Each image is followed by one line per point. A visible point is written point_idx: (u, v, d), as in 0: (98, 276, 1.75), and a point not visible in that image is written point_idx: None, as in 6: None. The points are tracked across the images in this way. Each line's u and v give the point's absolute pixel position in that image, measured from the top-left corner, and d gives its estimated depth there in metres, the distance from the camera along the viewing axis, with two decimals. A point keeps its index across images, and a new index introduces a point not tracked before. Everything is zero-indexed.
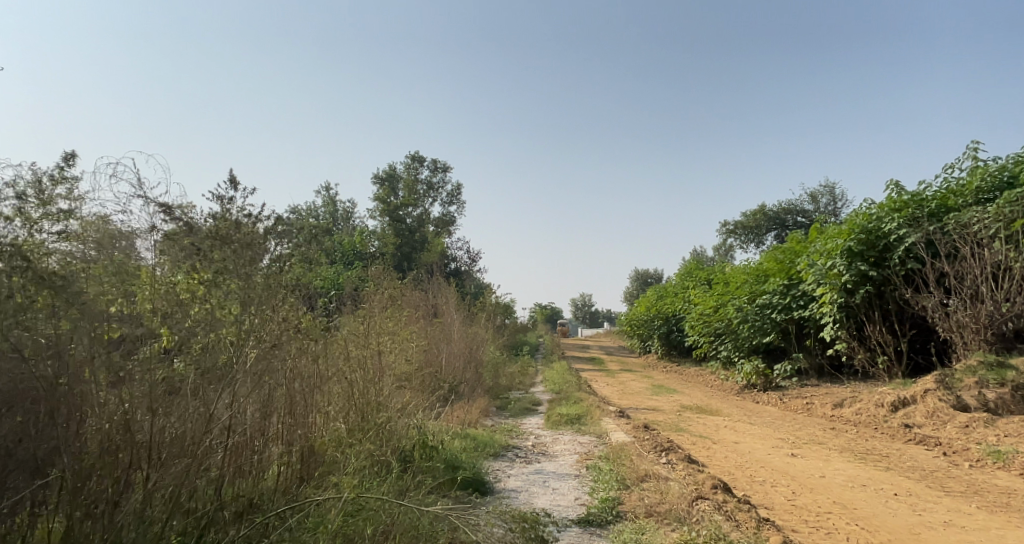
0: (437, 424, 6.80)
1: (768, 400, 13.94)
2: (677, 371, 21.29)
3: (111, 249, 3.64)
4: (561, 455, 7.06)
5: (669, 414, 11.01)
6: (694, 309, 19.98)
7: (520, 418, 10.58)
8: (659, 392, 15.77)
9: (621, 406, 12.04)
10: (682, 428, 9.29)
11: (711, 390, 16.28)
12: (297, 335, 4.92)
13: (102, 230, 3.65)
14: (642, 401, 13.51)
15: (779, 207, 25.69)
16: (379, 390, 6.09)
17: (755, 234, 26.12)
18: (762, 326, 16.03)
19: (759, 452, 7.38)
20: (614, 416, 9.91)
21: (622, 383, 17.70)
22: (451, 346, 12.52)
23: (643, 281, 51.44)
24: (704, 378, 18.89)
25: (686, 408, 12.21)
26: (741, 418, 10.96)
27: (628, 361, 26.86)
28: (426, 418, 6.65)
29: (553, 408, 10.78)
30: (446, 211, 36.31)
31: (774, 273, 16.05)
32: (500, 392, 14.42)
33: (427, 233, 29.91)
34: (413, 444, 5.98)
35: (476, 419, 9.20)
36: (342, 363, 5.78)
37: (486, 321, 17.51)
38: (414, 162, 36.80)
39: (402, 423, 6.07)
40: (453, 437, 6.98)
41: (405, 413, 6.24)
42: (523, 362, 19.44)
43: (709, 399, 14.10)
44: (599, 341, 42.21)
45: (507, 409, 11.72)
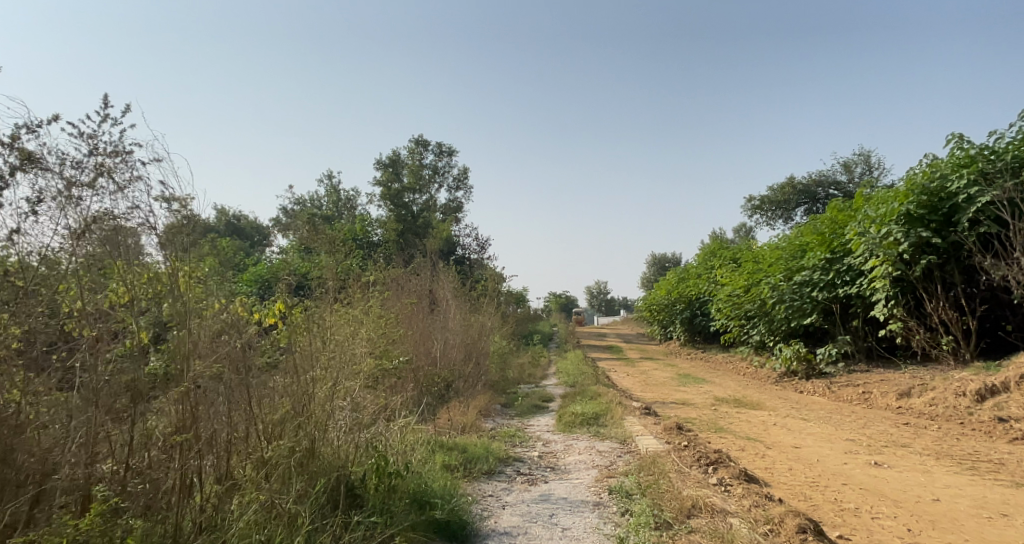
0: (405, 435, 5.26)
1: (812, 390, 12.23)
2: (702, 359, 19.59)
3: (115, 245, 3.44)
4: (575, 472, 5.46)
5: (703, 411, 9.37)
6: (722, 290, 18.22)
7: (528, 418, 9.01)
8: (686, 382, 14.12)
9: (645, 400, 10.42)
10: (722, 428, 7.66)
11: (744, 379, 14.58)
12: (204, 329, 3.79)
13: (105, 228, 3.43)
14: (669, 394, 11.85)
15: (809, 178, 23.78)
16: (320, 398, 4.56)
17: (784, 208, 24.28)
18: (801, 306, 14.31)
19: (832, 461, 5.72)
20: (639, 415, 8.31)
21: (644, 374, 16.04)
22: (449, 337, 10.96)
23: (661, 267, 49.48)
24: (734, 366, 17.17)
25: (721, 401, 10.58)
26: (789, 413, 9.28)
27: (649, 349, 25.16)
28: (391, 430, 5.11)
29: (565, 406, 9.18)
30: (454, 196, 34.74)
31: (814, 247, 14.28)
32: (507, 387, 12.83)
33: (432, 219, 28.29)
34: (367, 469, 4.47)
35: (473, 423, 7.65)
36: (260, 365, 4.27)
37: (492, 309, 15.90)
38: (419, 146, 35.21)
39: (344, 442, 4.56)
40: (436, 452, 5.44)
41: (356, 429, 4.72)
42: (534, 353, 17.80)
43: (745, 390, 12.42)
44: (617, 330, 40.44)
45: (514, 407, 10.15)
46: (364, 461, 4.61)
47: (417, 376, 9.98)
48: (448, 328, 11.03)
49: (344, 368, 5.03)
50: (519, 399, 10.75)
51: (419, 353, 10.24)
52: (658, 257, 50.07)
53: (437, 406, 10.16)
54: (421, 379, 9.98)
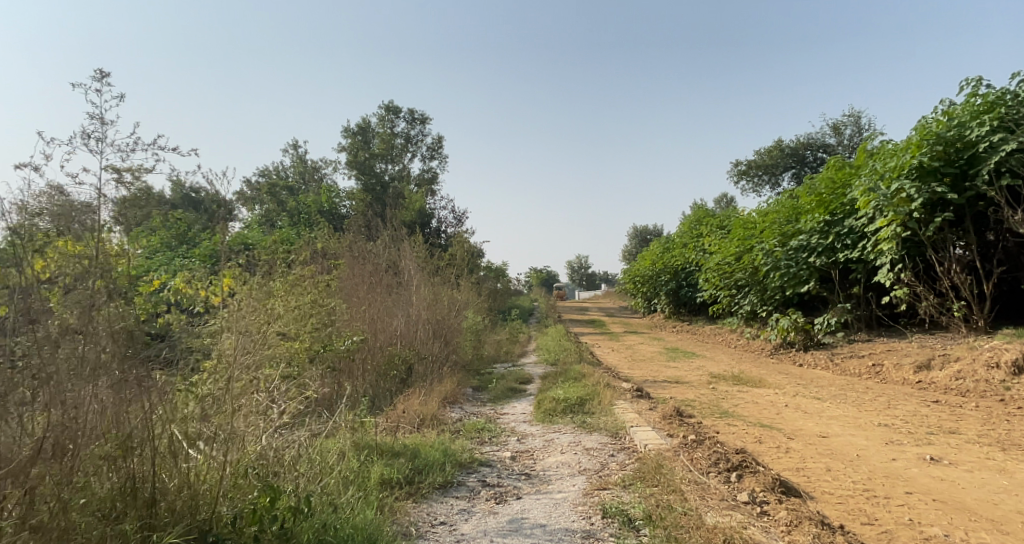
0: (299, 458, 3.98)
1: (812, 364, 11.19)
2: (689, 332, 18.55)
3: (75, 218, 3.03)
4: (557, 484, 4.28)
5: (701, 390, 8.26)
6: (710, 259, 17.11)
7: (503, 404, 7.81)
8: (676, 357, 13.06)
9: (634, 379, 9.28)
10: (727, 413, 6.53)
11: (737, 352, 13.54)
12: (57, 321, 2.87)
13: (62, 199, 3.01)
14: (659, 371, 10.74)
15: (796, 141, 22.73)
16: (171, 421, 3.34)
17: (770, 173, 23.25)
18: (797, 273, 13.22)
19: (876, 457, 4.60)
20: (631, 397, 7.17)
21: (630, 348, 14.98)
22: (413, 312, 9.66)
23: (642, 239, 48.41)
24: (723, 339, 16.16)
25: (718, 378, 9.51)
26: (797, 390, 8.19)
27: (632, 323, 24.11)
28: (275, 456, 3.82)
29: (544, 390, 8.00)
30: (427, 166, 33.17)
31: (812, 208, 13.16)
32: (479, 368, 11.62)
33: (403, 189, 26.69)
34: (244, 510, 3.29)
35: (434, 415, 6.42)
36: (122, 352, 3.12)
37: (465, 282, 14.60)
38: (389, 114, 33.47)
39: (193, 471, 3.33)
40: (374, 468, 4.21)
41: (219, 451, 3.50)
42: (511, 328, 16.58)
43: (740, 365, 11.35)
44: (600, 303, 39.38)
45: (486, 392, 8.95)
46: (249, 496, 3.43)
47: (375, 358, 8.73)
48: (411, 302, 9.75)
49: (236, 362, 3.76)
50: (494, 381, 9.55)
51: (377, 331, 8.97)
52: (639, 229, 48.98)
53: (398, 391, 8.94)
54: (376, 361, 8.70)
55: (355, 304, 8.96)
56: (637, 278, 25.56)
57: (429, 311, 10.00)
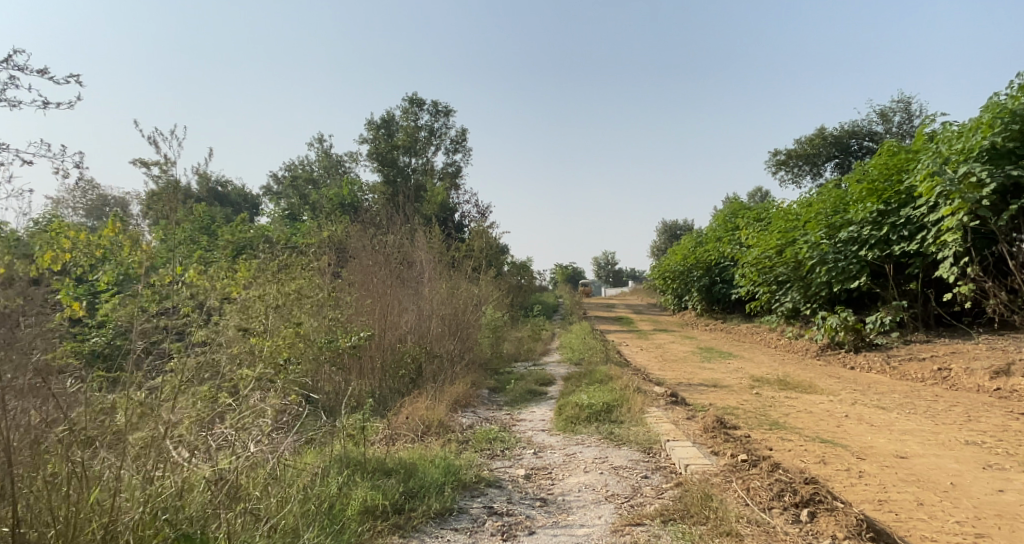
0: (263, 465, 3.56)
1: (865, 367, 10.22)
2: (724, 330, 17.54)
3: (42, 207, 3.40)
4: (579, 517, 3.49)
5: (744, 396, 7.36)
6: (747, 253, 16.09)
7: (520, 408, 7.05)
8: (711, 358, 12.14)
9: (666, 382, 8.42)
10: (779, 424, 5.65)
11: (777, 353, 12.55)
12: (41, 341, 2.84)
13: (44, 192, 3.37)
14: (693, 373, 9.85)
15: (840, 129, 21.99)
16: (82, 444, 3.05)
17: (811, 162, 22.61)
18: (845, 268, 12.21)
19: (977, 488, 3.71)
20: (665, 404, 6.33)
21: (660, 348, 14.07)
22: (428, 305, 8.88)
23: (670, 235, 47.14)
24: (762, 338, 15.14)
25: (761, 382, 8.60)
26: (853, 397, 7.27)
27: (661, 321, 23.11)
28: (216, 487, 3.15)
29: (566, 393, 7.20)
30: (450, 159, 32.47)
31: (864, 198, 12.17)
32: (498, 367, 10.87)
33: (425, 182, 26.06)
34: None
35: (441, 421, 5.68)
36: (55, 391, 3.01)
37: (485, 276, 13.85)
38: (413, 107, 32.90)
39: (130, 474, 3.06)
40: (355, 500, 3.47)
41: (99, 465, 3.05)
42: (534, 325, 15.77)
43: (783, 367, 10.39)
44: (628, 300, 38.34)
45: (504, 393, 8.20)
46: None
47: (382, 356, 8.03)
48: (424, 295, 8.97)
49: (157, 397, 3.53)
50: (512, 382, 8.78)
51: (385, 327, 8.25)
52: (668, 224, 47.84)
53: (409, 392, 8.23)
54: (386, 360, 8.01)
55: (363, 298, 8.28)
56: (667, 273, 24.53)
57: (445, 305, 9.26)
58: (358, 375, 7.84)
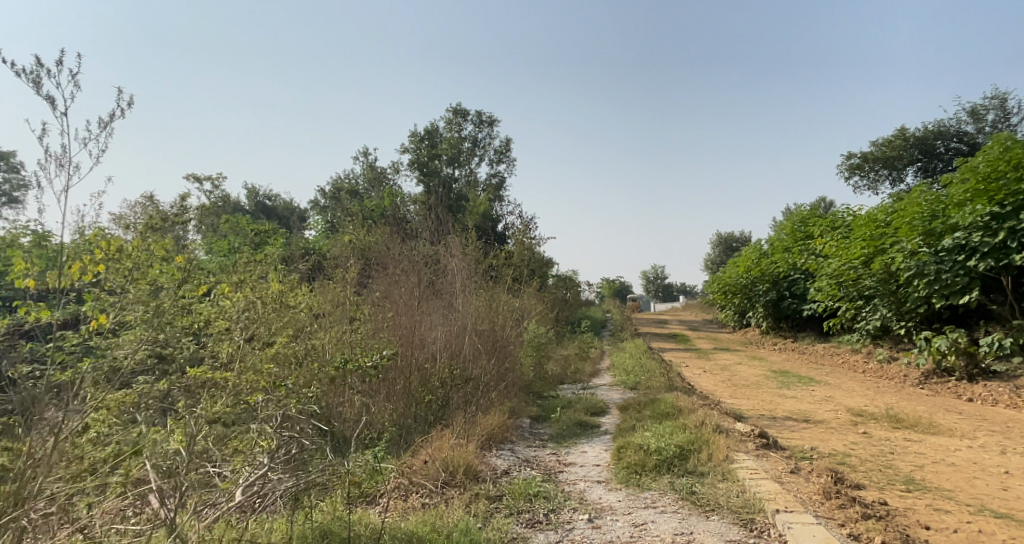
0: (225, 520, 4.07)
1: (985, 399, 8.56)
2: (795, 351, 15.88)
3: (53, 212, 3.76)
4: None
5: (849, 437, 5.93)
6: (824, 264, 14.46)
7: (568, 445, 5.79)
8: (789, 384, 10.61)
9: (746, 416, 7.06)
10: (916, 481, 4.28)
11: (867, 380, 10.93)
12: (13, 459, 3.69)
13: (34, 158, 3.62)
14: (773, 403, 8.43)
15: (923, 130, 20.30)
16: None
17: (891, 166, 21.02)
18: (952, 282, 10.71)
19: None
20: (753, 447, 5.00)
21: (726, 370, 12.56)
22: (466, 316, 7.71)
23: (726, 247, 44.99)
24: (843, 361, 13.41)
25: (862, 417, 7.14)
26: (991, 440, 5.80)
27: (721, 339, 21.41)
28: None
29: (627, 429, 5.93)
30: (494, 170, 31.52)
31: (971, 199, 10.63)
32: (544, 391, 9.68)
33: (468, 193, 25.14)
34: None
35: (470, 465, 4.41)
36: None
37: (530, 289, 12.67)
38: (457, 116, 32.11)
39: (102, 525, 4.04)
40: None
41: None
42: (583, 342, 14.47)
43: (881, 399, 8.85)
44: (680, 316, 36.48)
45: (551, 425, 6.94)
46: None
47: (409, 378, 6.87)
48: (464, 304, 7.80)
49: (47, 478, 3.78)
50: (559, 410, 7.50)
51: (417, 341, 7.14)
52: (722, 236, 45.82)
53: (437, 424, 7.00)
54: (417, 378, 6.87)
55: (392, 308, 7.23)
56: (726, 287, 22.79)
57: (484, 318, 8.11)
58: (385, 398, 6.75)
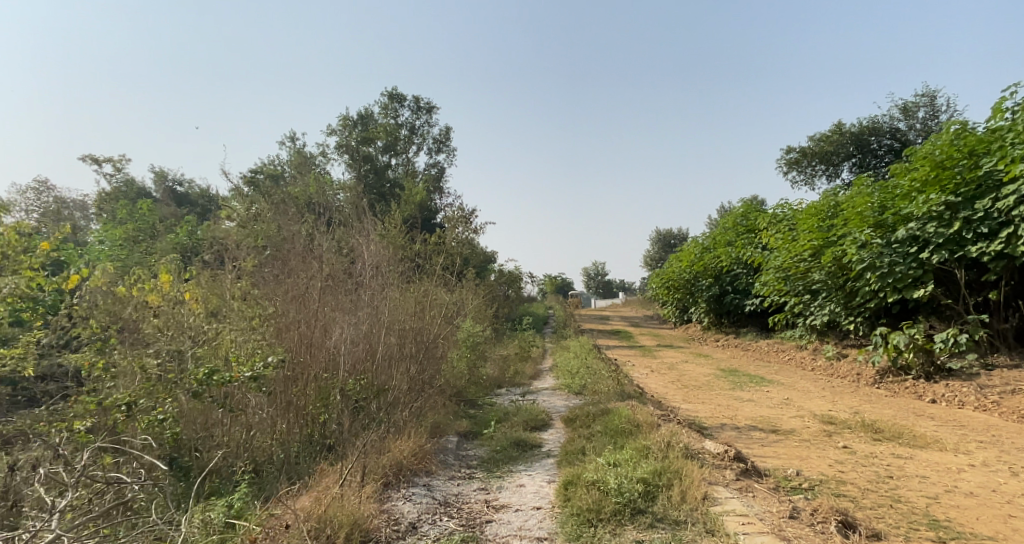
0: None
1: (949, 401, 7.99)
2: (741, 348, 15.35)
3: None
4: None
5: (833, 454, 5.09)
6: (772, 256, 13.84)
7: (502, 476, 4.68)
8: (742, 384, 9.89)
9: (709, 427, 6.16)
10: (942, 524, 3.40)
11: (821, 379, 10.33)
12: None
13: None
14: (732, 409, 7.59)
15: (859, 125, 20.03)
16: None
17: (829, 161, 20.74)
18: (905, 276, 10.11)
19: None
20: (733, 476, 4.02)
21: (674, 369, 11.80)
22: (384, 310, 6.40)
23: (664, 243, 45.08)
24: (789, 358, 12.90)
25: (835, 426, 6.34)
26: (987, 456, 5.05)
27: (664, 334, 20.87)
28: None
29: (573, 451, 4.86)
30: (433, 159, 30.00)
31: (925, 188, 10.07)
32: (476, 397, 8.55)
33: (402, 181, 23.67)
34: None
35: (357, 522, 3.48)
36: None
37: (463, 283, 11.48)
38: (393, 102, 30.40)
39: None
40: None
41: None
42: (523, 340, 13.41)
43: (843, 402, 8.16)
44: (621, 312, 36.06)
45: (483, 445, 5.76)
46: None
47: (302, 395, 5.54)
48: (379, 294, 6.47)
49: None
50: (492, 424, 6.30)
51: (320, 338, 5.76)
52: (661, 232, 45.74)
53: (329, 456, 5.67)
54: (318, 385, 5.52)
55: (282, 303, 5.83)
56: (668, 282, 22.24)
57: (408, 312, 6.83)
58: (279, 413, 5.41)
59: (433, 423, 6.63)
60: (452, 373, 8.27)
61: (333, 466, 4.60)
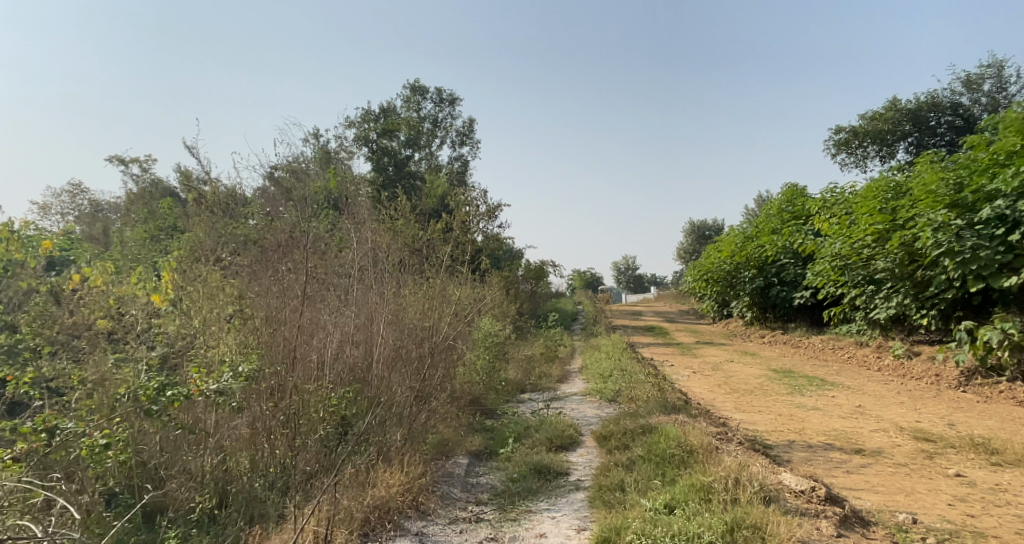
0: None
1: None
2: (791, 346, 14.07)
3: None
4: None
5: (948, 487, 3.96)
6: (827, 243, 12.49)
7: (519, 520, 3.69)
8: (800, 389, 8.71)
9: (775, 447, 5.08)
10: None
11: (892, 381, 9.08)
12: None
13: None
14: (796, 419, 6.47)
15: (917, 102, 18.52)
16: None
17: (882, 141, 19.29)
18: (991, 261, 8.75)
19: None
20: (832, 531, 2.98)
21: (720, 371, 10.62)
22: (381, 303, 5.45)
23: (698, 235, 43.48)
24: (849, 357, 11.62)
25: (931, 443, 5.19)
26: None
27: (703, 330, 19.62)
28: None
29: (611, 485, 3.85)
30: (457, 152, 29.08)
31: (1014, 159, 8.74)
32: (496, 406, 7.58)
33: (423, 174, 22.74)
34: None
35: None
36: None
37: (483, 278, 10.52)
38: (415, 94, 29.57)
39: None
40: None
41: None
42: (551, 339, 12.38)
43: (927, 408, 6.94)
44: (654, 307, 34.67)
45: (498, 470, 4.80)
46: None
47: (271, 414, 4.51)
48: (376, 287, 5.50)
49: None
50: (510, 442, 5.30)
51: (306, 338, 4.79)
52: (695, 223, 44.13)
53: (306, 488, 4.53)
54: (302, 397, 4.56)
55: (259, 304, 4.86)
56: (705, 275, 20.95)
57: (411, 312, 5.86)
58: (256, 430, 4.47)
59: (442, 438, 5.67)
60: (466, 377, 7.29)
61: (310, 509, 3.67)
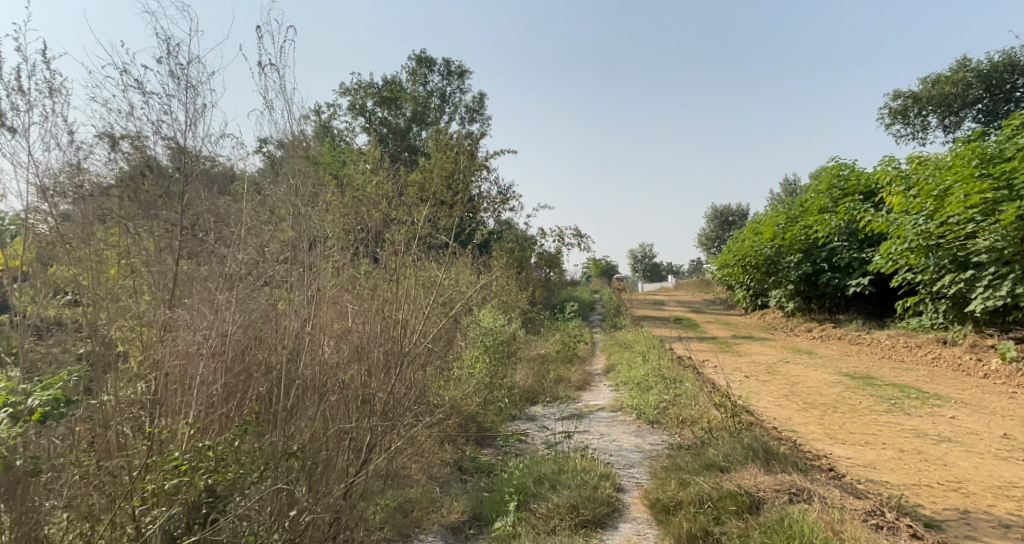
0: None
1: None
2: (853, 344, 11.95)
3: None
4: None
5: None
6: (908, 220, 10.46)
7: None
8: (897, 403, 6.65)
9: (953, 532, 3.04)
10: None
11: (1012, 394, 7.02)
12: None
13: None
14: (931, 460, 4.43)
15: (989, 64, 16.84)
16: None
17: (945, 107, 17.75)
18: None
19: None
20: None
21: (779, 375, 8.54)
22: (324, 283, 3.54)
23: (720, 221, 41.20)
24: (934, 359, 9.52)
25: None
26: None
27: (736, 323, 17.53)
28: None
29: None
30: (465, 129, 26.93)
31: None
32: (496, 427, 5.59)
33: (427, 147, 20.54)
34: None
35: None
36: None
37: (483, 258, 8.51)
38: (421, 65, 27.42)
39: None
40: None
41: None
42: (567, 332, 10.35)
43: None
44: (675, 296, 32.47)
45: None
46: None
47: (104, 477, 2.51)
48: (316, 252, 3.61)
49: None
50: (511, 510, 3.36)
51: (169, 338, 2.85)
52: (717, 207, 41.78)
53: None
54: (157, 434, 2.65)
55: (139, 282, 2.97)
56: (737, 261, 18.79)
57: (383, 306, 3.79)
58: (60, 508, 2.44)
59: (404, 497, 3.75)
60: (444, 389, 5.35)
61: None
